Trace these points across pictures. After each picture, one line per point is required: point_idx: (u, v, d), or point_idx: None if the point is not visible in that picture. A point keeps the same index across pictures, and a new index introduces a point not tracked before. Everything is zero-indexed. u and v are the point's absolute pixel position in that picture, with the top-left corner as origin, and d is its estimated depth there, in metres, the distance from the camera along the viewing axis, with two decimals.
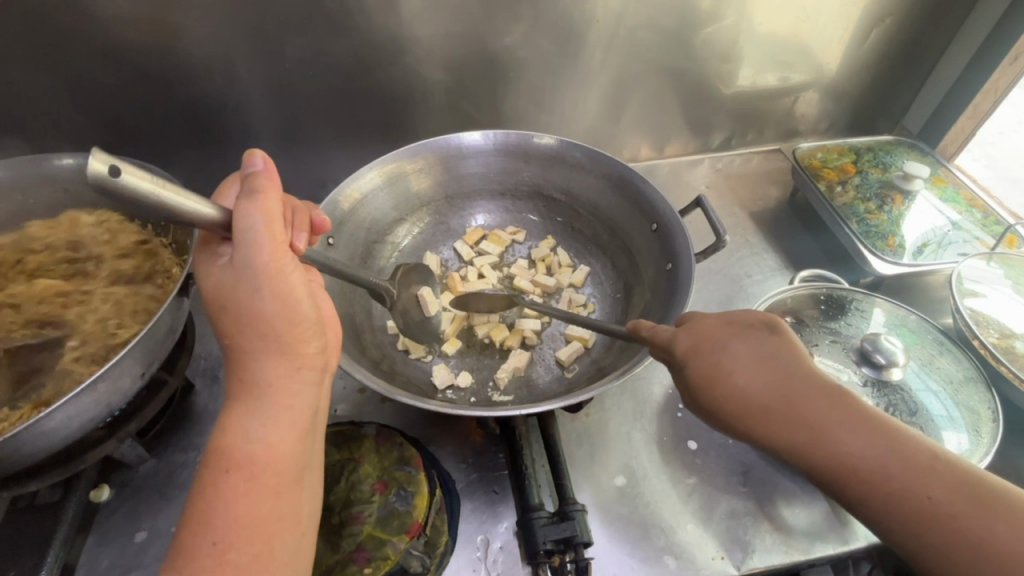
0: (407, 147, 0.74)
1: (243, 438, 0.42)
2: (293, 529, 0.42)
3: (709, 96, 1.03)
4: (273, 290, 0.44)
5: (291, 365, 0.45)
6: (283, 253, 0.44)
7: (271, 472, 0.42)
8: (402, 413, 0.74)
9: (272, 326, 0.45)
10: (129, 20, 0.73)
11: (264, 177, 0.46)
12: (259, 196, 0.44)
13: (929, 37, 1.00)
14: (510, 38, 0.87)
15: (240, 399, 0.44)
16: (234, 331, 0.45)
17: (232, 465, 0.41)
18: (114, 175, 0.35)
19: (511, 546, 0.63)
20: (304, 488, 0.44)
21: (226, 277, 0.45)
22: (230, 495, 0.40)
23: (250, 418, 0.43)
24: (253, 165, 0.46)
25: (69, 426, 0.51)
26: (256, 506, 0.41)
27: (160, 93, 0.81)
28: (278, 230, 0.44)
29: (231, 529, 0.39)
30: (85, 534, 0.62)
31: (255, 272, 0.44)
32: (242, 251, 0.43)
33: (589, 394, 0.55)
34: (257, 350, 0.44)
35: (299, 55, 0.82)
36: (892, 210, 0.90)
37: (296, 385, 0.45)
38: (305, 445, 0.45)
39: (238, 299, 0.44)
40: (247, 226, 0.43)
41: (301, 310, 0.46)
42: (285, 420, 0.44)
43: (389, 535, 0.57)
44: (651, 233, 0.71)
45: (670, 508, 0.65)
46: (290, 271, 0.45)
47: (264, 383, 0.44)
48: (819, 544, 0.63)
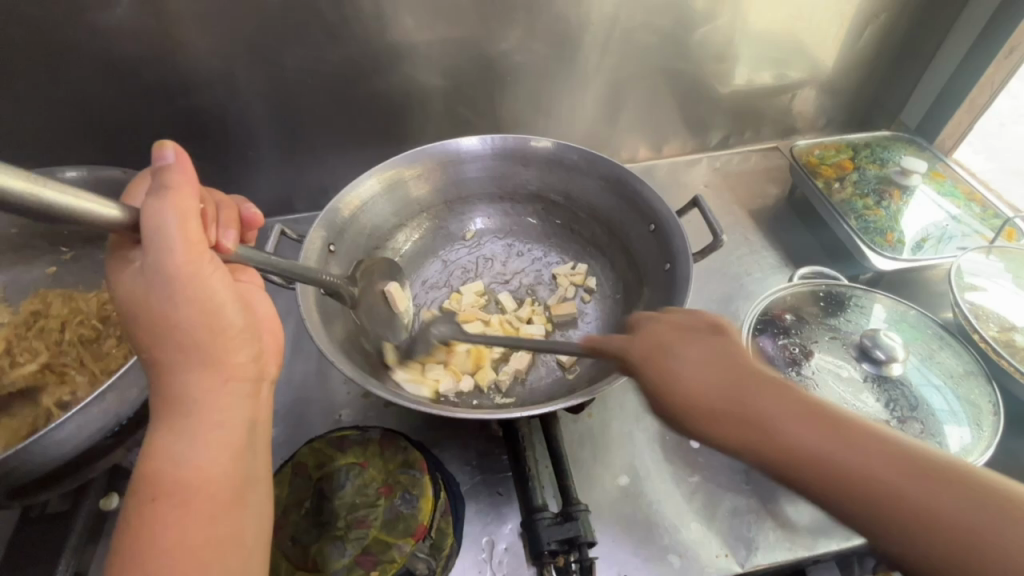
0: (406, 153, 0.75)
1: (165, 461, 0.41)
2: (234, 542, 0.41)
3: (706, 97, 1.04)
4: (189, 299, 0.43)
5: (217, 378, 0.44)
6: (199, 257, 0.43)
7: (204, 493, 0.41)
8: (406, 416, 0.74)
9: (193, 337, 0.44)
10: (130, 35, 0.75)
11: (176, 172, 0.43)
12: (168, 194, 0.41)
13: (924, 32, 1.00)
14: (506, 43, 0.88)
15: (163, 421, 0.43)
16: (152, 346, 0.44)
17: (159, 490, 0.40)
18: None
19: (516, 547, 0.64)
20: (244, 503, 0.43)
21: (138, 288, 0.43)
22: (160, 521, 0.39)
23: (176, 442, 0.42)
24: (164, 159, 0.43)
25: (80, 436, 0.52)
26: (192, 527, 0.40)
27: (162, 106, 0.82)
28: (191, 227, 0.42)
29: (165, 557, 0.38)
30: (95, 543, 0.62)
31: (169, 280, 0.42)
32: (153, 254, 0.42)
33: (582, 396, 0.55)
34: (177, 366, 0.44)
35: (298, 65, 0.82)
36: (891, 206, 0.90)
37: (225, 399, 0.44)
38: (243, 458, 0.44)
39: (155, 311, 0.43)
40: (158, 227, 0.41)
41: (223, 317, 0.45)
42: (215, 437, 0.43)
43: (394, 538, 0.57)
44: (649, 234, 0.71)
45: (674, 506, 0.66)
46: (209, 277, 0.44)
47: (189, 400, 0.43)
48: (823, 540, 0.63)
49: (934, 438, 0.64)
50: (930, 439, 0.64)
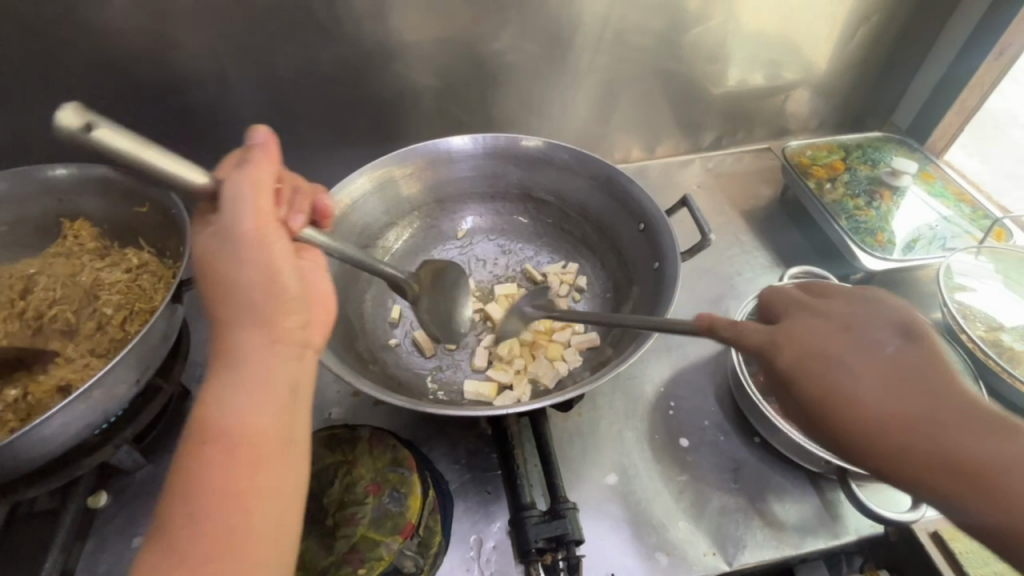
0: (397, 152, 0.75)
1: (216, 410, 0.40)
2: (272, 504, 0.39)
3: (698, 97, 1.04)
4: (254, 259, 0.43)
5: (267, 337, 0.43)
6: (268, 222, 0.43)
7: (248, 451, 0.39)
8: (396, 414, 0.74)
9: (250, 297, 0.43)
10: (122, 32, 0.75)
11: (261, 150, 0.46)
12: (251, 166, 0.44)
13: (916, 33, 1.00)
14: (499, 43, 0.88)
15: (217, 372, 0.41)
16: (216, 301, 0.44)
17: (207, 439, 0.39)
18: (87, 130, 0.38)
19: (504, 546, 0.64)
20: (288, 467, 0.41)
21: (210, 245, 0.44)
22: (203, 472, 0.38)
23: (224, 393, 0.40)
24: (257, 138, 0.47)
25: (66, 432, 0.52)
26: (235, 483, 0.38)
27: (153, 103, 0.82)
28: (264, 202, 0.43)
29: (206, 508, 0.37)
30: (84, 540, 0.63)
31: (236, 239, 0.43)
32: (228, 218, 0.43)
33: (575, 391, 0.55)
34: (232, 321, 0.43)
35: (290, 63, 0.83)
36: (881, 207, 0.91)
37: (272, 360, 0.43)
38: (288, 419, 0.42)
39: (218, 266, 0.43)
40: (236, 194, 0.43)
41: (283, 280, 0.44)
42: (261, 396, 0.41)
43: (382, 536, 0.58)
44: (639, 233, 0.71)
45: (662, 505, 0.66)
46: (273, 240, 0.44)
47: (238, 354, 0.42)
48: (810, 538, 0.63)
49: None
50: None
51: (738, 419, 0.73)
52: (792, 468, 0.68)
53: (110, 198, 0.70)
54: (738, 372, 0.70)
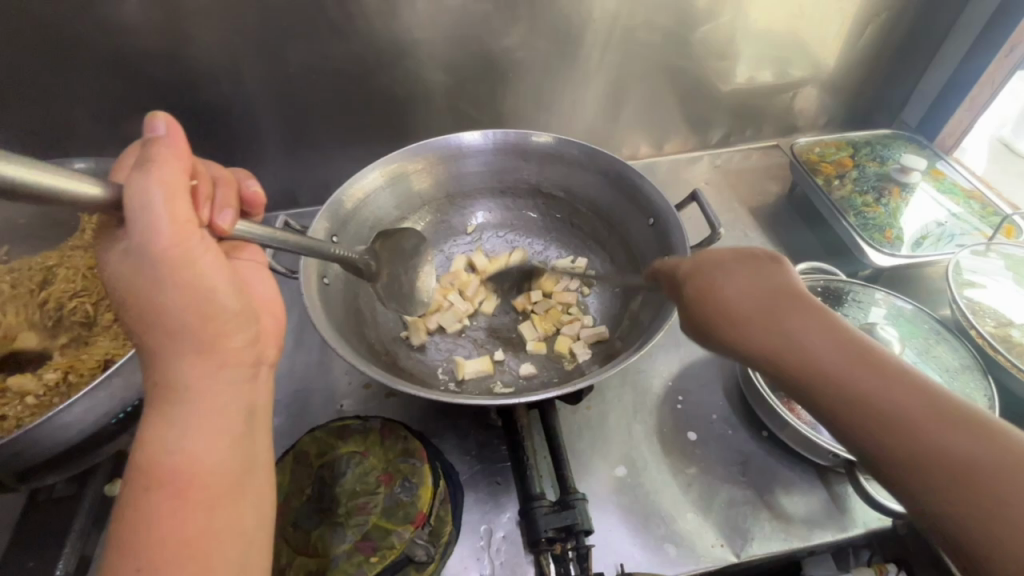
0: (408, 147, 0.76)
1: (158, 448, 0.40)
2: (233, 533, 0.40)
3: (707, 94, 1.04)
4: (178, 281, 0.43)
5: (212, 363, 0.44)
6: (188, 236, 0.43)
7: (201, 483, 0.40)
8: (406, 406, 0.75)
9: (185, 322, 0.43)
10: (138, 29, 0.76)
11: (163, 145, 0.43)
12: (154, 169, 0.41)
13: (926, 30, 1.00)
14: (509, 40, 0.89)
15: (156, 408, 0.42)
16: (141, 332, 0.43)
17: (152, 479, 0.39)
18: None
19: (514, 536, 0.64)
20: (243, 492, 0.42)
21: (123, 267, 0.42)
22: (153, 512, 0.38)
23: (169, 429, 0.41)
24: (155, 132, 0.44)
25: (87, 418, 0.54)
26: (189, 518, 0.39)
27: (168, 100, 0.83)
28: (179, 208, 0.41)
29: (161, 550, 0.37)
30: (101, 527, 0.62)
31: (153, 260, 0.42)
32: (139, 233, 0.41)
33: (581, 384, 0.56)
34: (169, 350, 0.43)
35: (302, 59, 0.84)
36: (890, 203, 0.91)
37: (219, 386, 0.43)
38: (243, 446, 0.43)
39: (140, 292, 0.42)
40: (145, 203, 0.40)
41: (218, 301, 0.44)
42: (212, 423, 0.42)
43: (394, 525, 0.59)
44: (649, 227, 0.72)
45: (671, 497, 0.66)
46: (199, 257, 0.43)
47: (183, 385, 0.42)
48: (818, 531, 0.63)
49: None
50: None
51: (746, 413, 0.73)
52: (800, 462, 0.69)
53: None
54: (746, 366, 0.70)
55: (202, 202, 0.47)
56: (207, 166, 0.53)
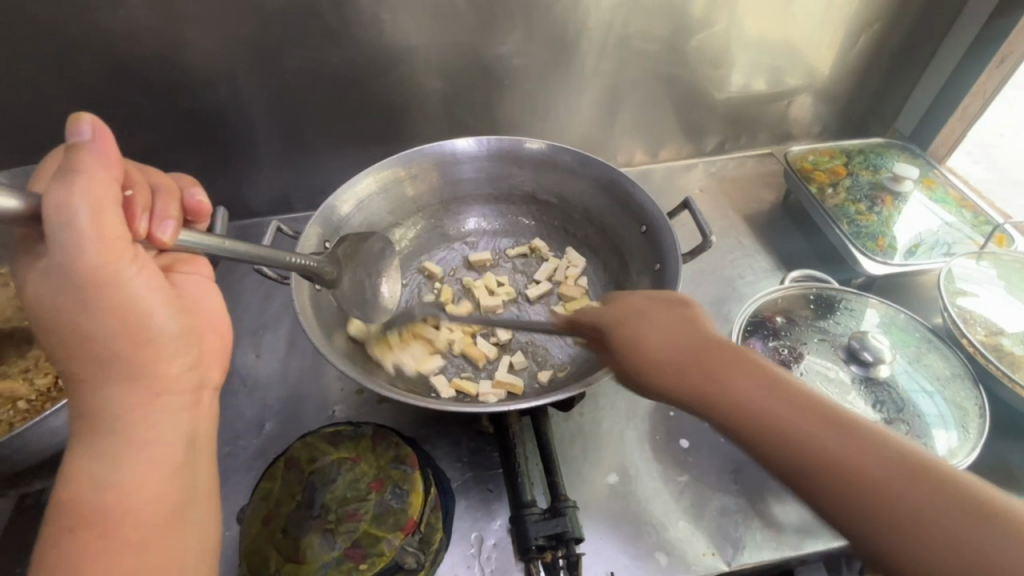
0: (401, 154, 0.76)
1: (87, 484, 0.39)
2: (167, 569, 0.40)
3: (702, 102, 1.05)
4: (113, 310, 0.40)
5: (149, 393, 0.42)
6: (120, 255, 0.39)
7: (134, 520, 0.39)
8: (398, 413, 0.75)
9: (118, 351, 0.41)
10: (133, 33, 0.76)
11: (91, 150, 0.39)
12: (78, 178, 0.37)
13: (920, 39, 1.01)
14: (504, 47, 0.89)
15: (88, 442, 0.40)
16: (69, 361, 0.41)
17: (82, 515, 0.38)
18: None
19: (505, 543, 0.64)
20: (179, 521, 0.42)
21: (45, 291, 0.39)
22: (82, 549, 0.37)
23: (101, 465, 0.40)
24: (82, 136, 0.39)
25: (75, 424, 0.53)
26: (121, 557, 0.38)
27: (163, 104, 0.83)
28: (110, 222, 0.38)
29: None
30: None
31: (81, 286, 0.38)
32: (64, 253, 0.37)
33: (570, 391, 0.56)
34: (103, 381, 0.41)
35: (299, 64, 0.84)
36: (882, 211, 0.91)
37: (157, 415, 0.42)
38: (183, 476, 0.43)
39: (68, 320, 0.39)
40: (67, 217, 0.36)
41: (155, 327, 0.42)
42: (147, 456, 0.41)
43: (384, 533, 0.58)
44: (641, 235, 0.72)
45: (663, 504, 0.66)
46: (131, 280, 0.40)
47: (116, 419, 0.41)
48: (810, 540, 0.63)
49: (920, 439, 0.64)
50: (917, 440, 0.64)
51: None
52: None
53: None
54: None
55: (139, 213, 0.43)
56: (144, 174, 0.49)
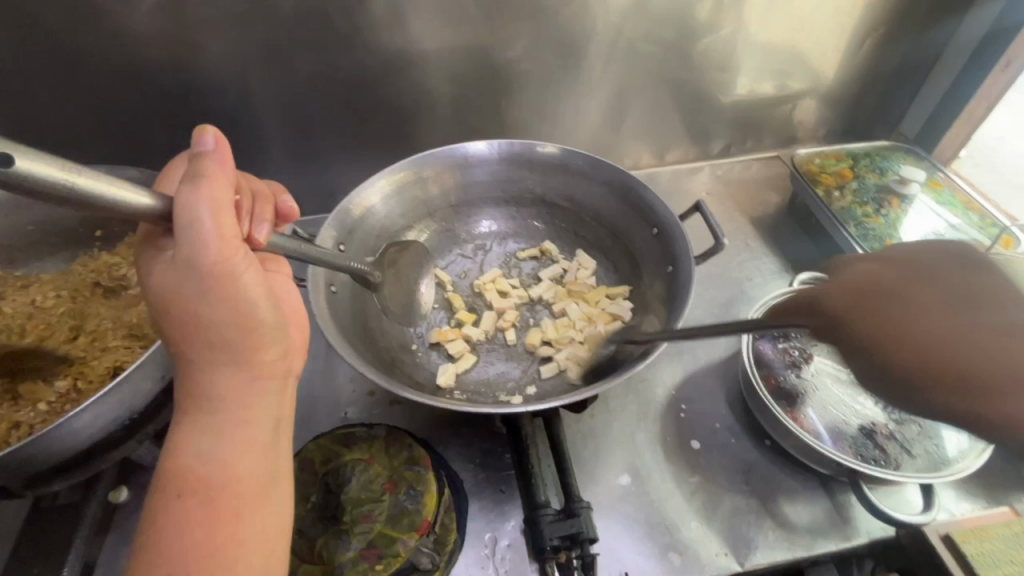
0: (414, 156, 0.77)
1: (192, 452, 0.43)
2: (255, 540, 0.43)
3: (708, 106, 1.05)
4: (222, 298, 0.43)
5: (245, 376, 0.45)
6: (233, 252, 0.43)
7: (228, 493, 0.43)
8: (410, 414, 0.75)
9: (223, 335, 0.44)
10: (146, 38, 0.77)
11: (214, 162, 0.43)
12: (204, 183, 0.41)
13: (924, 44, 1.02)
14: (513, 52, 0.90)
15: (191, 417, 0.44)
16: (179, 340, 0.44)
17: (188, 482, 0.42)
18: (6, 165, 0.31)
19: (518, 544, 0.65)
20: (266, 496, 0.45)
21: (166, 278, 0.42)
22: (187, 511, 0.42)
23: (204, 439, 0.44)
24: (204, 146, 0.44)
25: (94, 425, 0.54)
26: (217, 525, 0.42)
27: (176, 108, 0.84)
28: (227, 224, 0.42)
29: (187, 556, 0.40)
30: (104, 534, 0.64)
31: (200, 275, 0.42)
32: (188, 248, 0.41)
33: (592, 391, 0.57)
34: (207, 363, 0.44)
35: (311, 69, 0.85)
36: (890, 214, 0.92)
37: (252, 398, 0.46)
38: (268, 457, 0.46)
39: (183, 304, 0.43)
40: (193, 219, 0.40)
41: (258, 317, 0.45)
42: (242, 435, 0.45)
43: (399, 533, 0.59)
44: (652, 237, 0.73)
45: (675, 505, 0.66)
46: (241, 273, 0.43)
47: (217, 398, 0.44)
48: (822, 540, 0.64)
49: (931, 440, 0.65)
50: (927, 440, 0.65)
51: (749, 422, 0.73)
52: (803, 470, 0.69)
53: None
54: (748, 373, 0.70)
55: (244, 215, 0.48)
56: (248, 180, 0.55)
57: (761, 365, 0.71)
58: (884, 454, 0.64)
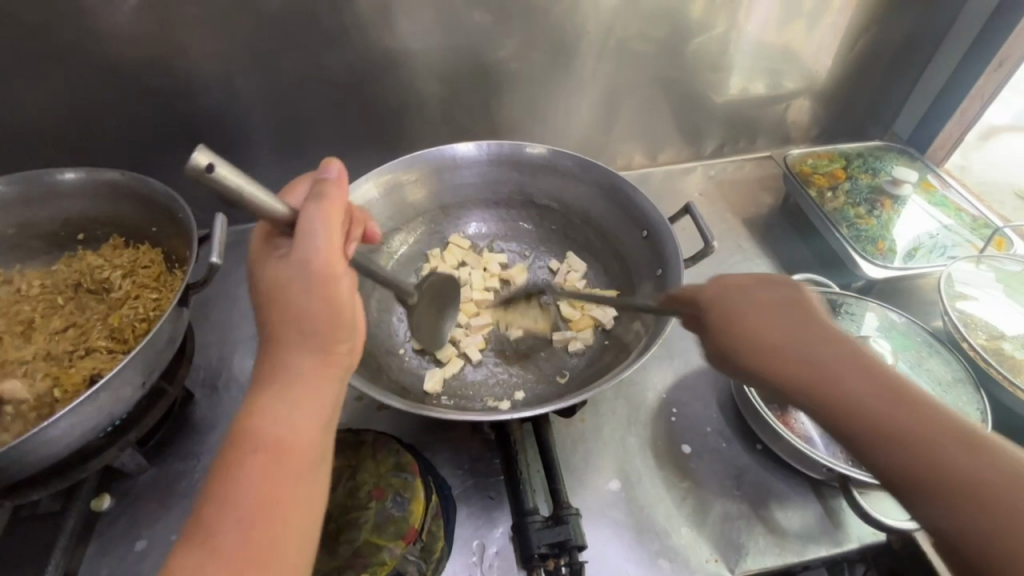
0: (401, 158, 0.76)
1: (267, 418, 0.43)
2: (307, 514, 0.42)
3: (700, 105, 1.05)
4: (320, 295, 0.44)
5: (324, 361, 0.46)
6: (337, 261, 0.45)
7: (293, 464, 0.43)
8: (399, 420, 0.74)
9: (314, 325, 0.45)
10: (129, 37, 0.75)
11: (334, 184, 0.47)
12: (324, 202, 0.45)
13: (917, 44, 1.02)
14: (503, 51, 0.89)
15: (272, 388, 0.44)
16: (273, 321, 0.45)
17: (256, 445, 0.42)
18: (209, 171, 0.40)
19: (507, 551, 0.64)
20: (320, 476, 0.44)
21: (278, 269, 0.45)
22: (252, 474, 0.41)
23: (279, 408, 0.44)
24: (328, 173, 0.48)
25: (72, 434, 0.53)
26: (276, 492, 0.41)
27: (160, 108, 0.83)
28: (336, 238, 0.45)
29: (247, 513, 0.40)
30: (85, 543, 0.63)
31: (308, 271, 0.44)
32: (301, 250, 0.44)
33: (581, 397, 0.56)
34: (295, 344, 0.45)
35: (298, 69, 0.83)
36: (882, 215, 0.92)
37: (326, 381, 0.46)
38: (326, 436, 0.46)
39: (288, 294, 0.44)
40: (309, 230, 0.44)
41: (345, 315, 0.46)
42: (313, 412, 0.45)
43: (385, 541, 0.58)
44: (643, 240, 0.72)
45: (665, 511, 0.66)
46: (340, 280, 0.45)
47: (299, 374, 0.45)
48: (813, 546, 0.63)
49: None
50: None
51: (740, 426, 0.73)
52: (794, 475, 0.68)
53: (117, 201, 0.71)
54: (740, 380, 0.70)
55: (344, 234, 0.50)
56: None
57: None
58: None
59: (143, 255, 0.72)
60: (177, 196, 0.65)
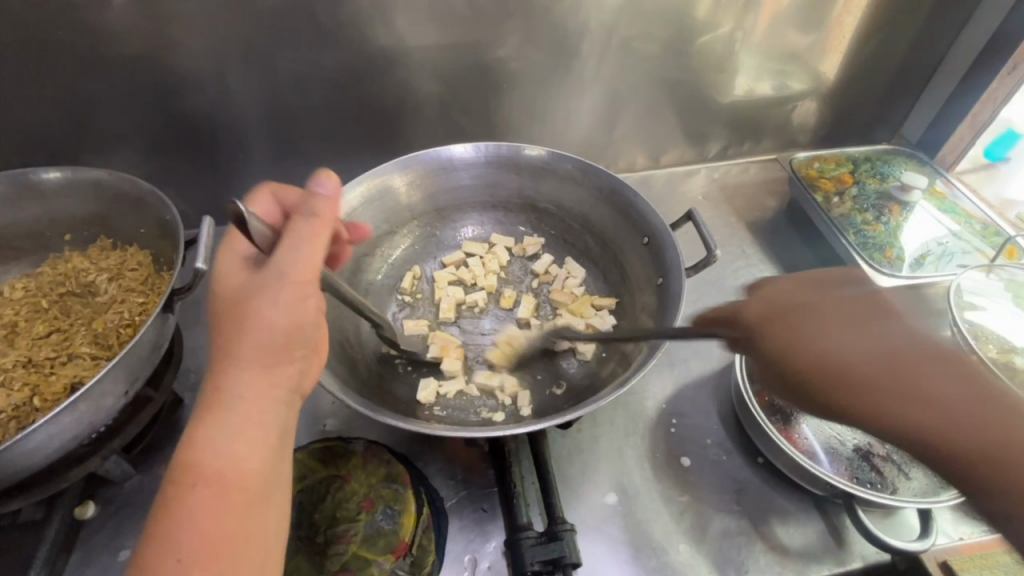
0: (395, 160, 0.74)
1: (211, 449, 0.41)
2: (254, 545, 0.40)
3: (705, 106, 1.02)
4: (287, 304, 0.46)
5: (270, 381, 0.45)
6: (310, 275, 0.48)
7: (238, 490, 0.41)
8: (391, 428, 0.73)
9: (274, 338, 0.46)
10: (118, 33, 0.73)
11: (325, 201, 0.51)
12: (311, 221, 0.49)
13: (928, 45, 0.99)
14: (503, 49, 0.87)
15: (208, 412, 0.43)
16: (225, 338, 0.45)
17: (200, 478, 0.40)
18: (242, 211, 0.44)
19: (500, 565, 0.62)
20: (270, 503, 0.43)
21: (245, 282, 0.47)
22: (195, 511, 0.39)
23: (219, 433, 0.42)
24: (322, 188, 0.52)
25: (50, 446, 0.51)
26: (223, 518, 0.40)
27: (150, 105, 0.81)
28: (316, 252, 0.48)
29: (196, 544, 0.38)
30: (68, 553, 0.61)
31: (281, 279, 0.46)
32: (279, 262, 0.47)
33: (576, 413, 0.53)
34: (242, 361, 0.45)
35: (291, 65, 0.81)
36: (890, 222, 0.89)
37: (269, 402, 0.45)
38: (273, 464, 0.44)
39: (254, 303, 0.45)
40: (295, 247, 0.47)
41: (305, 330, 0.47)
42: (252, 437, 0.43)
43: (374, 556, 0.56)
44: (643, 246, 0.70)
45: (663, 526, 0.64)
46: (309, 294, 0.47)
47: (240, 395, 0.44)
48: (815, 565, 0.61)
49: None
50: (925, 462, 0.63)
51: (741, 438, 0.71)
52: (796, 491, 0.66)
53: (103, 202, 0.69)
54: (742, 393, 0.67)
55: None
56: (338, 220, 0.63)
57: (754, 381, 0.69)
58: (881, 476, 0.62)
59: (130, 259, 0.71)
60: (163, 197, 0.63)
